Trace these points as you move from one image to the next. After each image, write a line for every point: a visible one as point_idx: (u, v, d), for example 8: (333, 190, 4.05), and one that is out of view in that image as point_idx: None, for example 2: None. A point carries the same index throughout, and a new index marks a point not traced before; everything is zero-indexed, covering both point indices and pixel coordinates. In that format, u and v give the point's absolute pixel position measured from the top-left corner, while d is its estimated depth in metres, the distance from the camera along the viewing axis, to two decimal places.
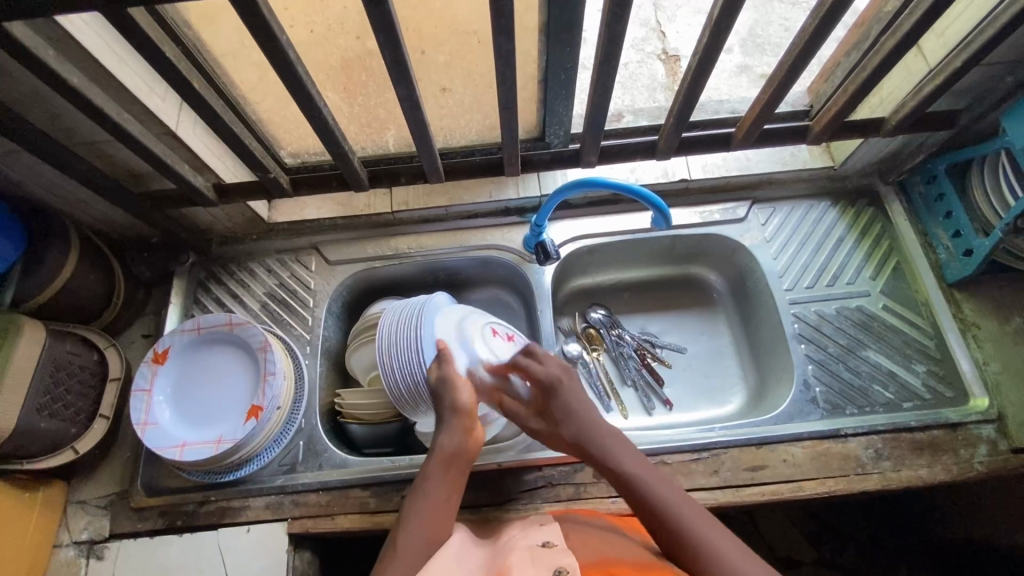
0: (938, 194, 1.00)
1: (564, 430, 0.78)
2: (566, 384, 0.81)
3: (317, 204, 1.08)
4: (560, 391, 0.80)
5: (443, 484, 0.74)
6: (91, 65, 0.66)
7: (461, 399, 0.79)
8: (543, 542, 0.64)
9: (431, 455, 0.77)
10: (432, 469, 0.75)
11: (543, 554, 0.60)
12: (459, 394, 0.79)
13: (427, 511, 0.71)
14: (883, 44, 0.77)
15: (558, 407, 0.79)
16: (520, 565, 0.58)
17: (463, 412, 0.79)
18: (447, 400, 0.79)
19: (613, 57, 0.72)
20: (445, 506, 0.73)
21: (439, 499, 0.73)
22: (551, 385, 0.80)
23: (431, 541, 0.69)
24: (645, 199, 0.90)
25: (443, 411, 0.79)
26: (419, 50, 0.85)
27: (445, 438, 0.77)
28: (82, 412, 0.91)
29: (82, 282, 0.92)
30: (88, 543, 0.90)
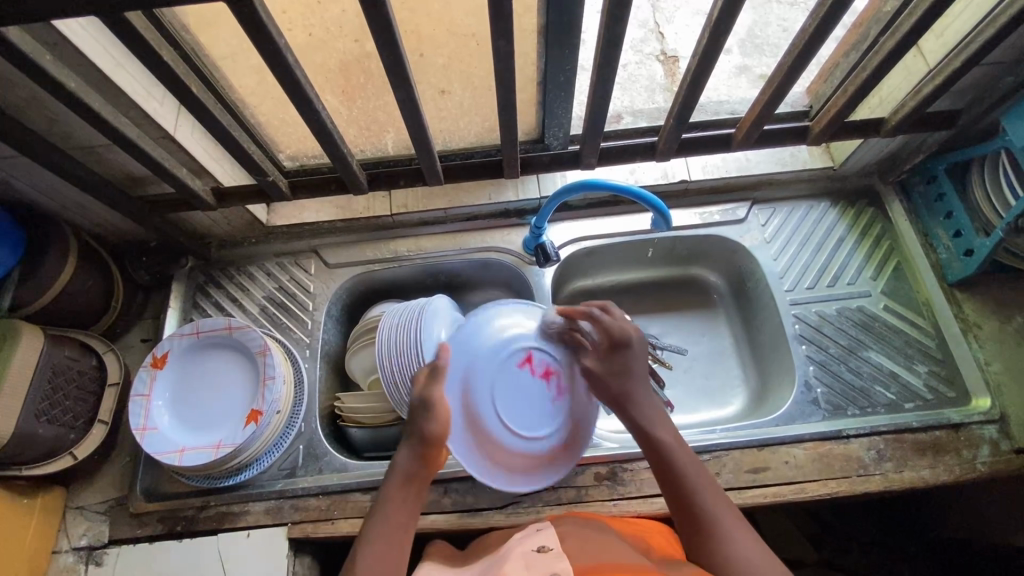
0: (938, 194, 1.00)
1: (614, 381, 0.75)
2: (636, 340, 0.77)
3: (316, 207, 1.08)
4: (627, 346, 0.76)
5: (401, 509, 0.68)
6: (89, 69, 0.66)
7: (431, 425, 0.72)
8: (538, 546, 0.64)
9: (389, 476, 0.71)
10: (390, 491, 0.69)
11: (539, 560, 0.60)
12: (432, 420, 0.72)
13: (382, 534, 0.65)
14: (883, 44, 0.77)
15: (619, 360, 0.76)
16: (515, 572, 0.58)
17: (430, 437, 0.71)
18: (420, 422, 0.72)
19: (612, 59, 0.72)
20: (401, 532, 0.66)
21: (397, 518, 0.67)
22: (620, 337, 0.76)
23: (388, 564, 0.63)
24: (645, 200, 0.90)
25: (410, 432, 0.73)
26: (418, 53, 0.85)
27: (404, 460, 0.71)
28: (82, 417, 0.90)
29: (80, 287, 0.92)
30: (86, 549, 0.89)
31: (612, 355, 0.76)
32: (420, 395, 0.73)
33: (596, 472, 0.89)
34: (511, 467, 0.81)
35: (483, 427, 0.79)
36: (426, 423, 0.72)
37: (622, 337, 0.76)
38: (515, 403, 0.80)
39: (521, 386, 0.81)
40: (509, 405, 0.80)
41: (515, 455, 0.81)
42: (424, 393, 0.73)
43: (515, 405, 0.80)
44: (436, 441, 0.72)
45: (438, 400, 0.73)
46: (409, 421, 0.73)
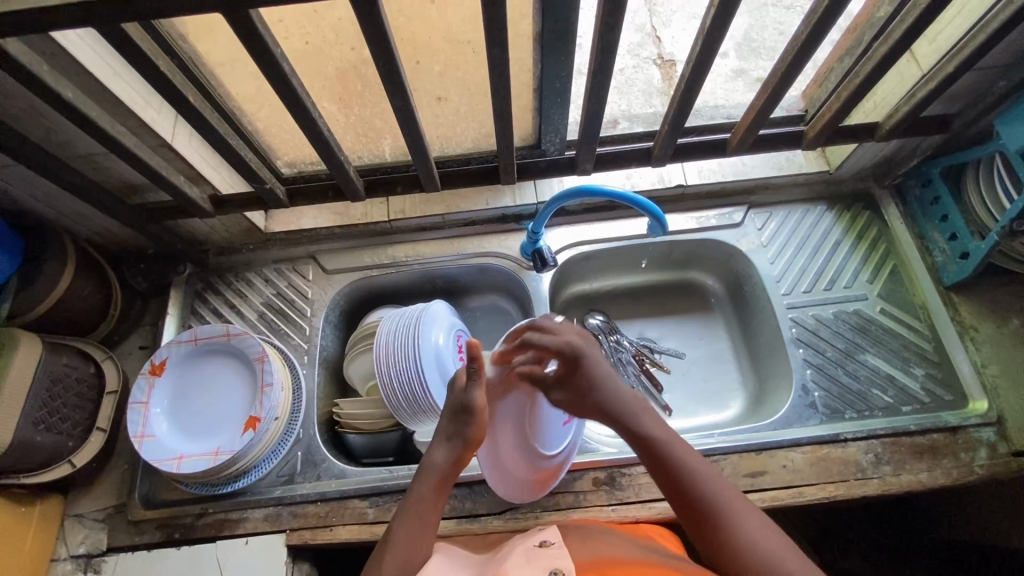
0: (933, 197, 1.00)
1: (585, 390, 0.77)
2: (586, 349, 0.79)
3: (314, 213, 1.08)
4: (586, 356, 0.78)
5: (429, 507, 0.68)
6: (86, 79, 0.66)
7: (469, 428, 0.72)
8: (540, 541, 0.63)
9: (421, 473, 0.71)
10: (422, 489, 0.69)
11: (539, 554, 0.59)
12: (470, 425, 0.72)
13: (410, 531, 0.65)
14: (876, 50, 0.78)
15: (578, 372, 0.78)
16: (516, 566, 0.57)
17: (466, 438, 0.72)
18: (458, 423, 0.73)
19: (607, 66, 0.72)
20: (430, 530, 0.67)
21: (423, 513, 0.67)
22: (574, 351, 0.78)
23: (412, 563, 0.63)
24: (641, 205, 0.90)
25: (446, 431, 0.73)
26: (414, 61, 0.85)
27: (440, 458, 0.72)
28: (80, 424, 0.90)
29: (78, 294, 0.92)
30: (85, 557, 0.89)
31: (570, 370, 0.78)
32: (463, 397, 0.73)
33: (594, 478, 0.89)
34: (522, 487, 0.85)
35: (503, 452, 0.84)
36: (466, 426, 0.72)
37: (573, 350, 0.78)
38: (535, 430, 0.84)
39: (543, 412, 0.85)
40: (531, 432, 0.84)
41: (523, 475, 0.85)
42: (467, 395, 0.73)
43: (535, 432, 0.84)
44: (472, 443, 0.72)
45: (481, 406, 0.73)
46: (446, 422, 0.74)
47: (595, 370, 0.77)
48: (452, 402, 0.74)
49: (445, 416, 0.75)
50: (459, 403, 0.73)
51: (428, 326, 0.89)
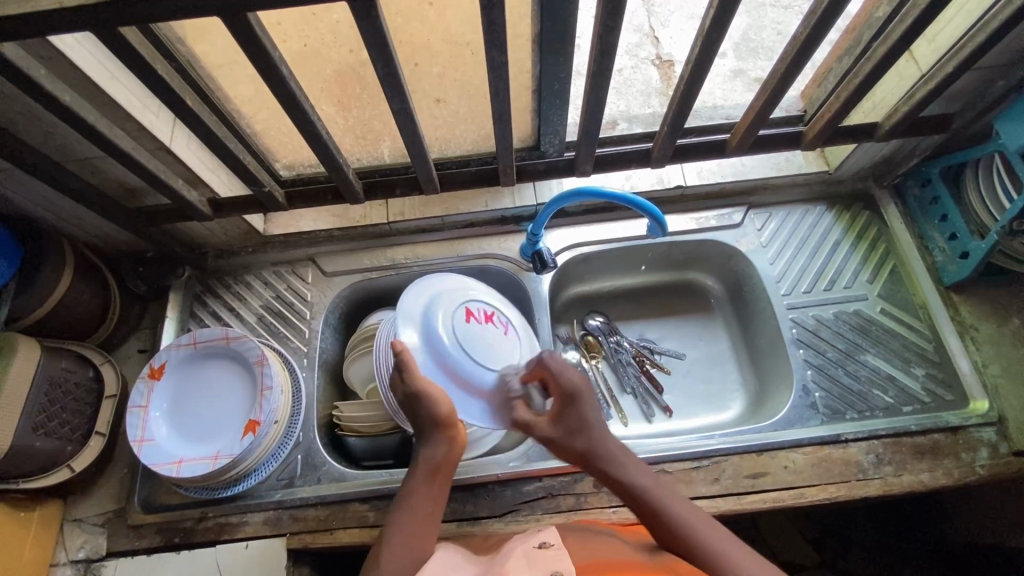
0: (932, 197, 1.00)
1: (572, 444, 0.75)
2: (586, 395, 0.77)
3: (313, 216, 1.08)
4: (581, 401, 0.76)
5: (426, 497, 0.69)
6: (83, 82, 0.66)
7: (436, 410, 0.73)
8: (539, 542, 0.62)
9: (412, 468, 0.72)
10: (414, 482, 0.70)
11: (540, 554, 0.58)
12: (432, 405, 0.73)
13: (406, 526, 0.66)
14: (874, 51, 0.78)
15: (574, 419, 0.75)
16: (516, 568, 0.56)
17: (439, 421, 0.73)
18: (421, 410, 0.73)
19: (606, 68, 0.72)
20: (427, 520, 0.67)
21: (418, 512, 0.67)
22: (571, 394, 0.76)
23: (416, 555, 0.64)
24: (640, 207, 0.90)
25: (417, 423, 0.74)
26: (413, 63, 0.85)
27: (427, 451, 0.73)
28: (79, 429, 0.90)
29: (76, 298, 0.92)
30: (84, 562, 0.89)
31: (566, 411, 0.76)
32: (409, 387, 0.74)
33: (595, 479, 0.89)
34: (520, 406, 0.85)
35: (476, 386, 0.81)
36: (429, 410, 0.73)
37: (572, 392, 0.76)
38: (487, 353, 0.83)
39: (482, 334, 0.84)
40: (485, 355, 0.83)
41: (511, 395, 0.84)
42: (407, 386, 0.74)
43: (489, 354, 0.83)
44: (447, 424, 0.73)
45: (427, 385, 0.73)
46: (410, 415, 0.75)
47: (589, 418, 0.75)
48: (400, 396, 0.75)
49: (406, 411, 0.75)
50: (406, 393, 0.74)
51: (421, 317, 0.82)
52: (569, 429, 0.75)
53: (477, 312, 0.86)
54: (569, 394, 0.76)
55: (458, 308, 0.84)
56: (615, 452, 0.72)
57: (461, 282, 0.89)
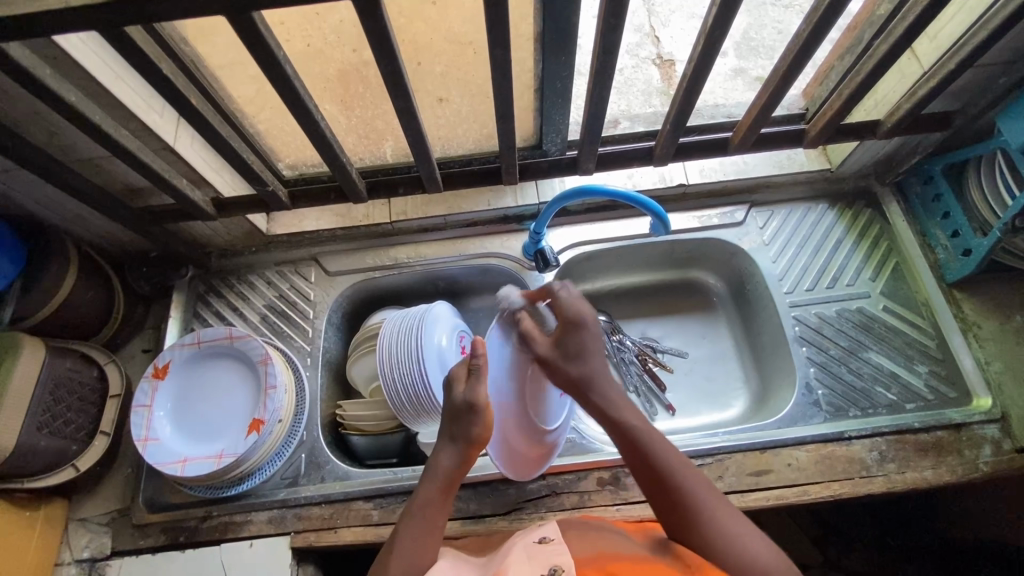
0: (935, 194, 1.00)
1: (567, 368, 0.75)
2: (591, 324, 0.77)
3: (316, 216, 1.08)
4: (585, 330, 0.77)
5: (437, 510, 0.67)
6: (88, 82, 0.66)
7: (475, 429, 0.71)
8: (539, 537, 0.62)
9: (426, 475, 0.71)
10: (429, 492, 0.68)
11: (538, 551, 0.59)
12: (475, 424, 0.71)
13: (416, 534, 0.65)
14: (876, 48, 0.78)
15: (574, 343, 0.76)
16: (516, 563, 0.56)
17: (470, 437, 0.71)
18: (464, 422, 0.71)
19: (608, 66, 0.72)
20: (435, 534, 0.66)
21: (427, 523, 0.66)
22: (576, 320, 0.77)
23: (418, 566, 0.63)
24: (642, 205, 0.90)
25: (450, 431, 0.72)
26: (415, 62, 0.85)
27: (445, 461, 0.71)
28: (83, 428, 0.90)
29: (80, 299, 0.92)
30: (89, 561, 0.89)
31: (569, 334, 0.77)
32: (465, 396, 0.72)
33: (598, 477, 0.89)
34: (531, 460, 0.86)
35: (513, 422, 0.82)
36: (470, 426, 0.71)
37: (578, 319, 0.77)
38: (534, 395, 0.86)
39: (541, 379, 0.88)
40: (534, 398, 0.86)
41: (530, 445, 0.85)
42: (468, 395, 0.72)
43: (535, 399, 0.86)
44: (474, 442, 0.71)
45: (484, 403, 0.71)
46: (450, 422, 0.72)
47: (588, 346, 0.76)
48: (455, 402, 0.72)
49: (449, 414, 0.73)
50: (461, 400, 0.71)
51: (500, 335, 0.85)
52: (569, 352, 0.76)
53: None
54: (575, 320, 0.77)
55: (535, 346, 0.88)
56: (608, 388, 0.73)
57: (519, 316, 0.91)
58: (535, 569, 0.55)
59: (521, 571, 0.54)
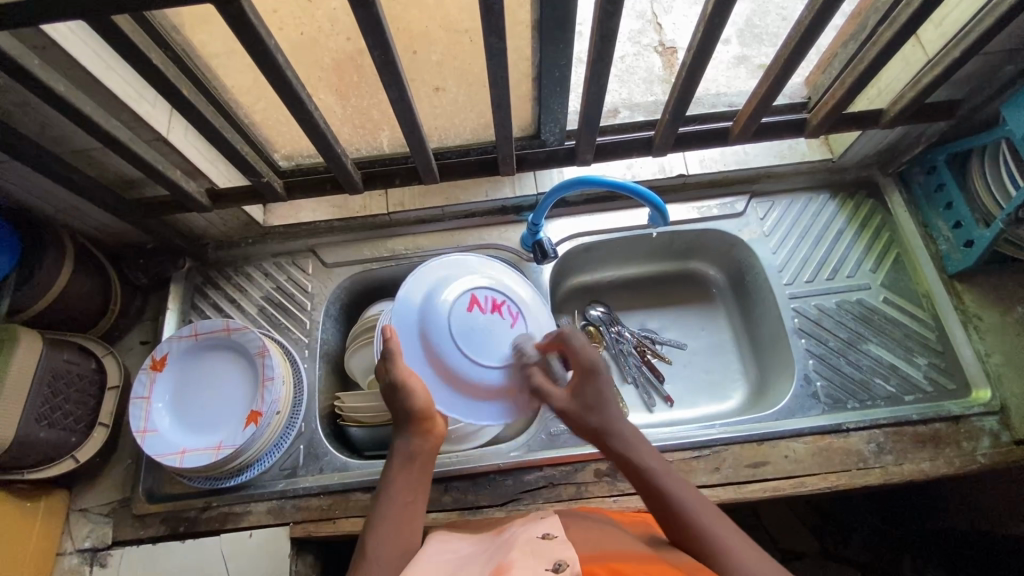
0: (937, 184, 0.99)
1: (589, 420, 0.75)
2: (605, 371, 0.78)
3: (312, 207, 1.07)
4: (600, 377, 0.77)
5: (411, 491, 0.70)
6: (78, 73, 0.65)
7: (413, 405, 0.72)
8: (543, 533, 0.62)
9: (387, 464, 0.73)
10: (395, 476, 0.71)
11: (543, 545, 0.58)
12: (416, 399, 0.73)
13: (394, 515, 0.67)
14: (880, 36, 0.76)
15: (591, 395, 0.76)
16: (520, 557, 0.56)
17: (411, 415, 0.73)
18: (399, 398, 0.73)
19: (606, 54, 0.71)
20: (412, 513, 0.68)
21: (404, 501, 0.69)
22: (592, 369, 0.77)
23: (404, 544, 0.65)
24: (642, 196, 0.89)
25: (396, 418, 0.74)
26: (411, 51, 0.84)
27: (401, 446, 0.73)
28: (82, 419, 0.91)
29: (77, 291, 0.92)
30: (91, 551, 0.90)
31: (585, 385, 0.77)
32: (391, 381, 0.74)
33: (596, 469, 0.89)
34: (491, 407, 0.80)
35: (450, 374, 0.79)
36: (410, 406, 0.73)
37: (592, 368, 0.77)
38: (471, 342, 0.79)
39: (481, 326, 0.81)
40: (473, 346, 0.80)
41: (482, 389, 0.79)
42: (392, 374, 0.74)
43: (473, 346, 0.79)
44: (418, 419, 0.73)
45: (406, 377, 0.73)
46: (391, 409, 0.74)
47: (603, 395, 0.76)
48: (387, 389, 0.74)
49: (388, 403, 0.75)
50: (388, 385, 0.74)
51: (420, 289, 0.82)
52: (588, 405, 0.76)
53: (483, 302, 0.82)
54: (588, 368, 0.77)
55: (462, 295, 0.81)
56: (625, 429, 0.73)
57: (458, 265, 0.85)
58: (540, 563, 0.54)
59: (525, 564, 0.54)
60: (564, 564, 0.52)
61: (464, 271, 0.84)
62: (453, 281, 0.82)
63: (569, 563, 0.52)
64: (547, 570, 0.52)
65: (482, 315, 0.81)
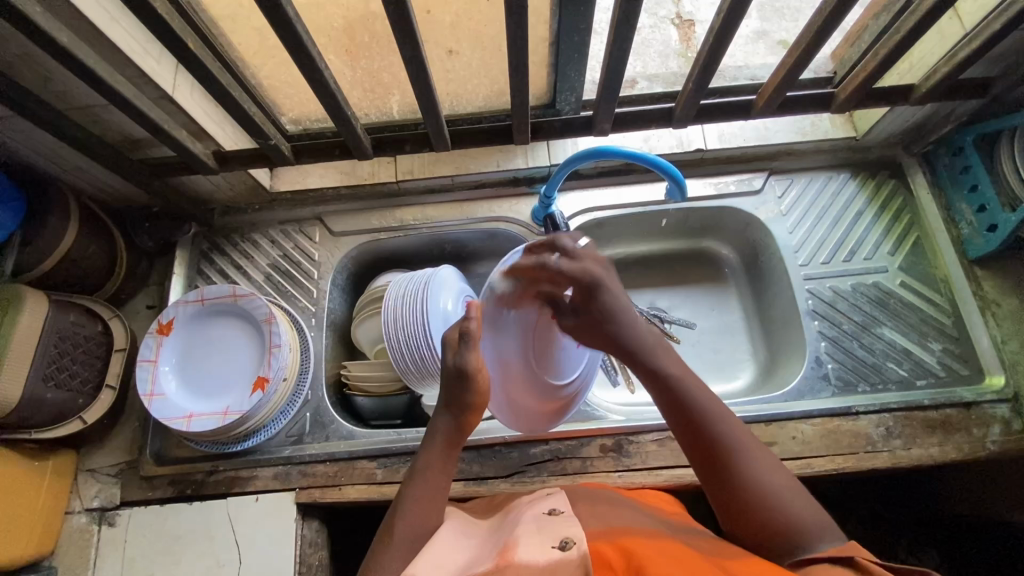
0: (963, 166, 0.95)
1: (598, 328, 0.71)
2: (607, 279, 0.71)
3: (320, 173, 1.05)
4: (604, 288, 0.71)
5: (439, 476, 0.66)
6: (81, 23, 0.63)
7: (468, 394, 0.68)
8: (549, 509, 0.62)
9: (426, 440, 0.69)
10: (429, 457, 0.67)
11: (550, 522, 0.58)
12: (470, 389, 0.68)
13: (424, 500, 0.64)
14: (920, 4, 0.73)
15: (595, 307, 0.71)
16: (526, 534, 0.56)
17: (459, 396, 0.69)
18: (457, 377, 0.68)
19: (631, 18, 0.67)
20: (441, 497, 0.66)
21: (436, 486, 0.66)
22: (591, 282, 0.70)
23: (428, 521, 0.64)
24: (660, 168, 0.86)
25: (444, 391, 0.70)
26: (425, 10, 0.80)
27: (442, 426, 0.69)
28: (89, 381, 0.91)
29: (84, 252, 0.91)
30: (99, 511, 0.91)
31: (589, 299, 0.71)
32: (456, 362, 0.69)
33: (601, 445, 0.89)
34: (531, 416, 0.85)
35: (514, 376, 0.81)
36: (464, 393, 0.69)
37: (591, 281, 0.70)
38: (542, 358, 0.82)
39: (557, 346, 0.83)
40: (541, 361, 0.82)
41: (528, 398, 0.84)
42: (461, 360, 0.69)
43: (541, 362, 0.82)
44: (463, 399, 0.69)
45: (477, 368, 0.68)
46: (443, 389, 0.70)
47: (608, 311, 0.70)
48: (450, 370, 0.69)
49: (443, 380, 0.70)
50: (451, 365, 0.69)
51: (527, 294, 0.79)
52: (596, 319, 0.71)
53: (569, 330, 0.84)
54: (587, 283, 0.71)
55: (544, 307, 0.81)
56: (644, 335, 0.69)
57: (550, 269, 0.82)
58: (546, 540, 0.54)
59: (531, 542, 0.53)
60: (570, 542, 0.52)
61: None
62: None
63: (576, 541, 0.52)
64: (553, 548, 0.52)
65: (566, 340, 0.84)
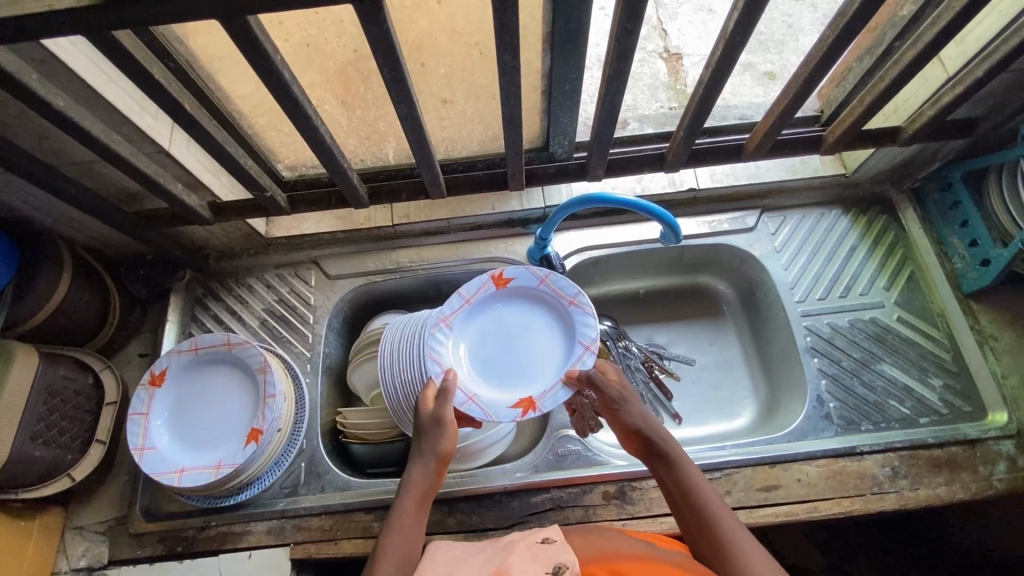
0: (953, 201, 0.97)
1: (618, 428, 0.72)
2: (632, 395, 0.75)
3: (316, 219, 1.05)
4: (628, 402, 0.73)
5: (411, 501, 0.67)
6: (78, 86, 0.63)
7: (442, 442, 0.72)
8: (542, 537, 0.61)
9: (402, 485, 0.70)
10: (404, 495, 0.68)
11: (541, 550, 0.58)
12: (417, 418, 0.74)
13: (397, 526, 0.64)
14: (902, 55, 0.75)
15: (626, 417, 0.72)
16: (519, 563, 0.54)
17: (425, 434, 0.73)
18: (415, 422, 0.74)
19: (622, 71, 0.69)
20: (414, 519, 0.65)
21: (410, 513, 0.66)
22: (620, 397, 0.74)
23: (414, 562, 0.62)
24: (652, 212, 0.87)
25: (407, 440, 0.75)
26: (419, 62, 0.83)
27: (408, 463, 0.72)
28: (78, 437, 0.88)
29: (76, 305, 0.90)
30: (86, 570, 0.88)
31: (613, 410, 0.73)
32: None
33: (604, 492, 0.87)
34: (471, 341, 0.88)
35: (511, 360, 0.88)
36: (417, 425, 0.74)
37: (619, 396, 0.74)
38: (518, 351, 0.88)
39: (520, 304, 0.91)
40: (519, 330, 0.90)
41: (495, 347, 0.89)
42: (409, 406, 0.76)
43: (512, 358, 0.88)
44: (428, 436, 0.72)
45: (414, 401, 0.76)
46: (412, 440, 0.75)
47: (634, 419, 0.71)
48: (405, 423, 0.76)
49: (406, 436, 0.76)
50: None
51: (583, 322, 0.87)
52: (615, 420, 0.73)
53: (477, 287, 0.89)
54: (616, 398, 0.74)
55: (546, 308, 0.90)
56: (657, 430, 0.70)
57: (560, 309, 0.89)
58: (539, 566, 0.54)
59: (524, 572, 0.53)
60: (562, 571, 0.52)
61: (556, 310, 0.90)
62: (555, 310, 0.90)
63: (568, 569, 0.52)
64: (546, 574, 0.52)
65: (475, 282, 0.90)
